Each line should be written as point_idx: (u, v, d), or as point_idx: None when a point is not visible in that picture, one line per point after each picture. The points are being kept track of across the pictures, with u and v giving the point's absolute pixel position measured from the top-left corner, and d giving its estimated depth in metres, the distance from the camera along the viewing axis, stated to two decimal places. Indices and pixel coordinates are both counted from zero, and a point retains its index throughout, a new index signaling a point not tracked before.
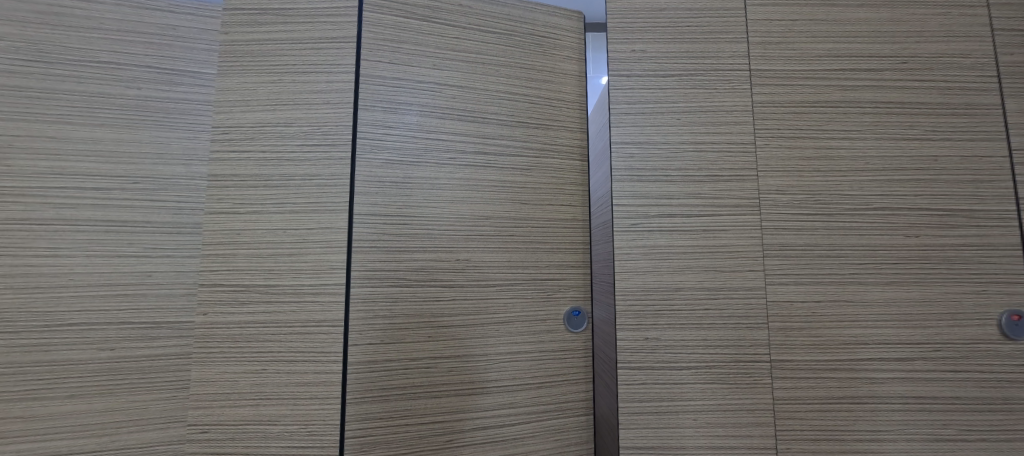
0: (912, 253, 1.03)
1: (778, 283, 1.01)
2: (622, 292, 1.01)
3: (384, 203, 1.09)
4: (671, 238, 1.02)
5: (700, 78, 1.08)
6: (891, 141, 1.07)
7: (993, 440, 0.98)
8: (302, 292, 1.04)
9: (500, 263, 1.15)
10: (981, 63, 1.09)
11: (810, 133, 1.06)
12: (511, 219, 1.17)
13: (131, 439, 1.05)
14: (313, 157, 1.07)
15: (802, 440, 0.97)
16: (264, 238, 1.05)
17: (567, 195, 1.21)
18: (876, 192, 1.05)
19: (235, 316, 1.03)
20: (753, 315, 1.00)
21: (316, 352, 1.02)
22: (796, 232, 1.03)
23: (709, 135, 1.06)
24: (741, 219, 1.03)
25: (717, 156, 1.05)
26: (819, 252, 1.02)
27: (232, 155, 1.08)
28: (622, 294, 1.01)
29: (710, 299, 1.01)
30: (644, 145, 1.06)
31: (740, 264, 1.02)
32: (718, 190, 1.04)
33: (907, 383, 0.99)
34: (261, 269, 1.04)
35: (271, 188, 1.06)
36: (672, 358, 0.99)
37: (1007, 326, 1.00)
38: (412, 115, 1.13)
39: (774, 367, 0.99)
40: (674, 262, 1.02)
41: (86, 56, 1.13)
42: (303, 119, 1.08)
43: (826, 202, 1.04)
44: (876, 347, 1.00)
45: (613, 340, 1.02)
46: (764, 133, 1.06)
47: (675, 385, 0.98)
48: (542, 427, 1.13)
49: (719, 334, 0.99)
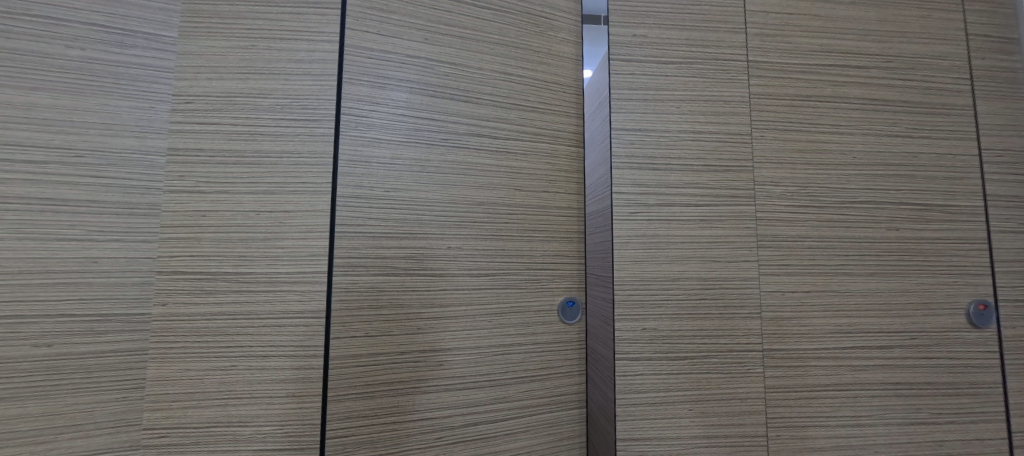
0: (893, 246, 1.07)
1: (771, 274, 1.02)
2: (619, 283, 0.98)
3: (370, 186, 1.01)
4: (669, 228, 1.01)
5: (699, 67, 1.07)
6: (876, 137, 1.10)
7: (959, 422, 1.04)
8: (277, 281, 0.94)
9: (492, 250, 1.10)
10: (957, 66, 1.15)
11: (803, 126, 1.08)
12: (505, 207, 1.12)
13: (74, 447, 0.93)
14: (292, 133, 0.98)
15: (791, 427, 0.99)
16: (233, 220, 0.95)
17: (562, 183, 1.18)
18: (862, 186, 1.08)
19: (199, 307, 0.93)
20: (748, 306, 1.00)
21: (293, 346, 0.94)
22: (789, 224, 1.04)
23: (708, 125, 1.05)
24: (737, 209, 1.03)
25: (715, 147, 1.05)
26: (809, 243, 1.04)
27: (196, 127, 0.97)
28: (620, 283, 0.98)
29: (707, 289, 1.00)
30: (644, 132, 1.04)
31: (736, 254, 1.02)
32: (716, 180, 1.03)
33: (886, 370, 1.03)
34: (229, 254, 0.94)
35: (242, 166, 0.96)
36: (669, 349, 0.97)
37: (973, 315, 1.06)
38: (401, 92, 1.05)
39: (766, 356, 1.00)
40: (672, 252, 1.00)
41: (14, 6, 0.97)
42: (279, 91, 0.98)
43: (816, 194, 1.06)
44: (859, 335, 1.03)
45: (610, 331, 0.99)
46: (760, 124, 1.06)
47: (671, 376, 0.97)
48: (535, 420, 1.10)
49: (716, 324, 0.99)
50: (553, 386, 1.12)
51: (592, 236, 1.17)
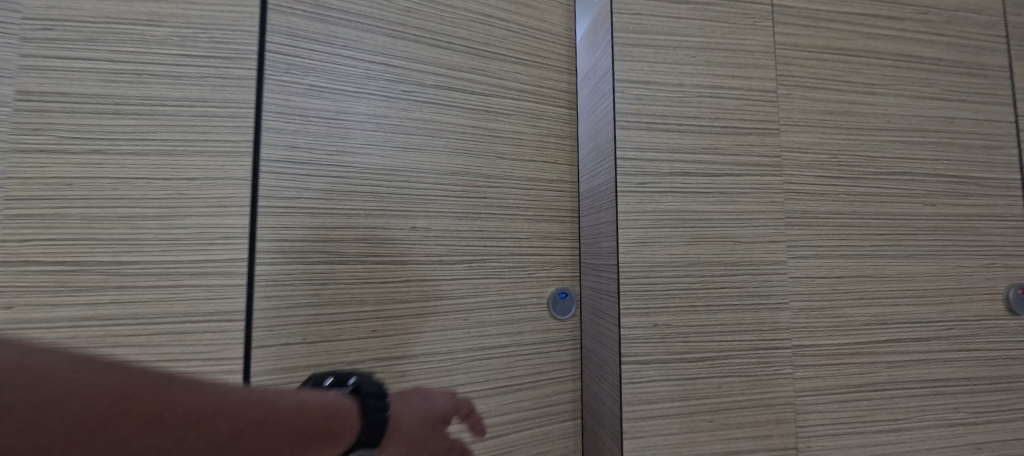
0: (931, 223, 0.93)
1: (800, 256, 0.86)
2: (624, 269, 0.80)
3: (307, 148, 0.78)
4: (685, 202, 0.83)
5: (717, 10, 0.89)
6: (912, 99, 0.95)
7: (997, 421, 0.92)
8: (174, 277, 0.68)
9: (467, 232, 0.89)
10: (993, 22, 1.02)
11: (833, 84, 0.92)
12: (483, 179, 0.91)
13: None
14: (195, 74, 0.71)
15: (822, 436, 0.84)
16: (107, 192, 0.67)
17: (551, 152, 0.99)
18: (897, 155, 0.93)
19: (50, 317, 0.64)
20: (775, 294, 0.84)
21: (200, 364, 0.68)
22: (819, 198, 0.88)
23: (729, 79, 0.87)
24: (762, 180, 0.86)
25: (737, 105, 0.87)
26: (841, 221, 0.89)
27: (42, 57, 0.66)
28: (625, 270, 0.80)
29: (728, 276, 0.83)
30: (654, 85, 0.85)
31: (762, 234, 0.85)
32: (738, 145, 0.86)
33: (924, 365, 0.90)
34: (101, 240, 0.66)
35: (119, 116, 0.68)
36: (686, 349, 0.80)
37: (1012, 301, 0.94)
38: (349, 29, 0.82)
39: (796, 354, 0.84)
40: (687, 230, 0.83)
41: None
42: (174, 13, 0.71)
43: (848, 163, 0.91)
44: (896, 327, 0.89)
45: (614, 328, 0.80)
46: (787, 80, 0.90)
47: (688, 382, 0.79)
48: (521, 437, 0.90)
49: (739, 317, 0.82)
50: (543, 394, 0.93)
51: (586, 215, 0.98)
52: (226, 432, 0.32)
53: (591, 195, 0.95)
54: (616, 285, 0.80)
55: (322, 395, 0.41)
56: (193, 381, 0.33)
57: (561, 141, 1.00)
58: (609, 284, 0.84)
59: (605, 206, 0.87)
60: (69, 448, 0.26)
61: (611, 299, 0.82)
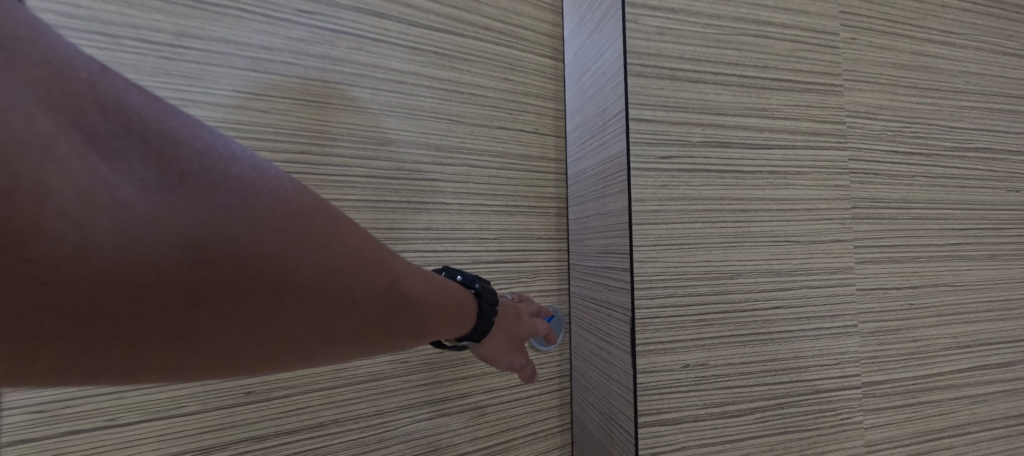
0: (1016, 215, 0.72)
1: (869, 261, 0.63)
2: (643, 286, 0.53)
3: None
4: (722, 185, 0.57)
5: None
6: (993, 54, 0.74)
7: None
8: None
9: (406, 231, 0.60)
10: None
11: (903, 29, 0.69)
12: (431, 151, 0.62)
13: None
14: None
15: None
16: None
17: (529, 118, 0.71)
18: (979, 125, 0.71)
19: None
20: (841, 315, 0.60)
21: None
22: (890, 181, 0.65)
23: (779, 12, 0.62)
24: (822, 155, 0.62)
25: (790, 49, 0.62)
26: (916, 212, 0.66)
27: None
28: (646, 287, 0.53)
29: (782, 291, 0.58)
30: (680, 14, 0.58)
31: (822, 230, 0.61)
32: (791, 106, 0.61)
33: (1010, 399, 0.69)
34: None
35: None
36: (728, 399, 0.55)
37: None
38: None
39: (867, 396, 0.61)
40: (727, 226, 0.57)
41: None
42: None
43: (923, 135, 0.68)
44: (981, 351, 0.68)
45: (628, 374, 0.54)
46: (850, 20, 0.66)
47: (731, 447, 0.55)
48: None
49: (796, 348, 0.58)
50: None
51: (577, 208, 0.69)
52: (405, 297, 0.28)
53: (585, 180, 0.67)
54: (629, 309, 0.54)
55: (450, 286, 0.38)
56: (368, 246, 0.26)
57: (542, 103, 0.73)
58: (616, 306, 0.57)
59: (612, 192, 0.58)
60: (225, 328, 0.18)
61: (621, 331, 0.56)
